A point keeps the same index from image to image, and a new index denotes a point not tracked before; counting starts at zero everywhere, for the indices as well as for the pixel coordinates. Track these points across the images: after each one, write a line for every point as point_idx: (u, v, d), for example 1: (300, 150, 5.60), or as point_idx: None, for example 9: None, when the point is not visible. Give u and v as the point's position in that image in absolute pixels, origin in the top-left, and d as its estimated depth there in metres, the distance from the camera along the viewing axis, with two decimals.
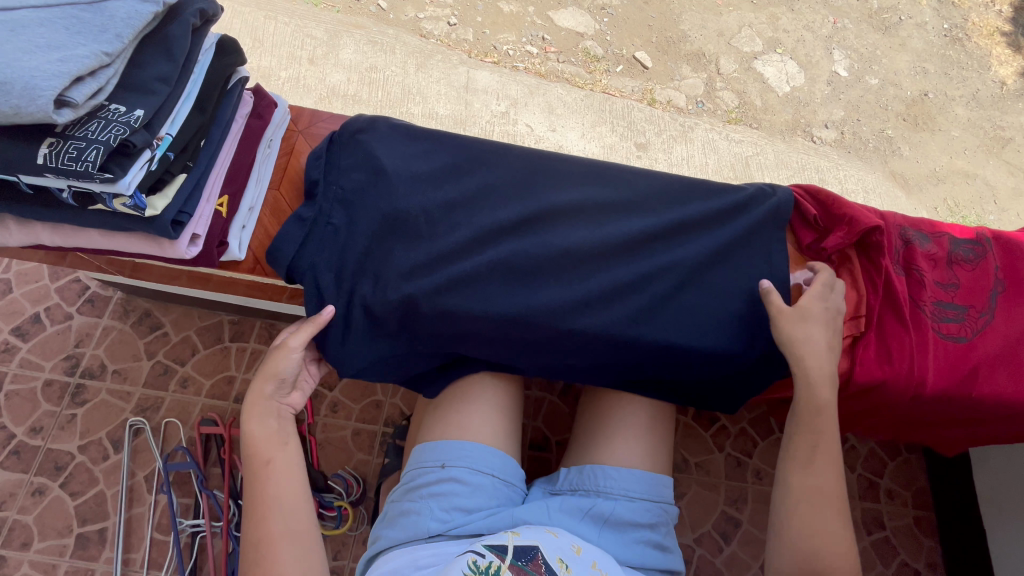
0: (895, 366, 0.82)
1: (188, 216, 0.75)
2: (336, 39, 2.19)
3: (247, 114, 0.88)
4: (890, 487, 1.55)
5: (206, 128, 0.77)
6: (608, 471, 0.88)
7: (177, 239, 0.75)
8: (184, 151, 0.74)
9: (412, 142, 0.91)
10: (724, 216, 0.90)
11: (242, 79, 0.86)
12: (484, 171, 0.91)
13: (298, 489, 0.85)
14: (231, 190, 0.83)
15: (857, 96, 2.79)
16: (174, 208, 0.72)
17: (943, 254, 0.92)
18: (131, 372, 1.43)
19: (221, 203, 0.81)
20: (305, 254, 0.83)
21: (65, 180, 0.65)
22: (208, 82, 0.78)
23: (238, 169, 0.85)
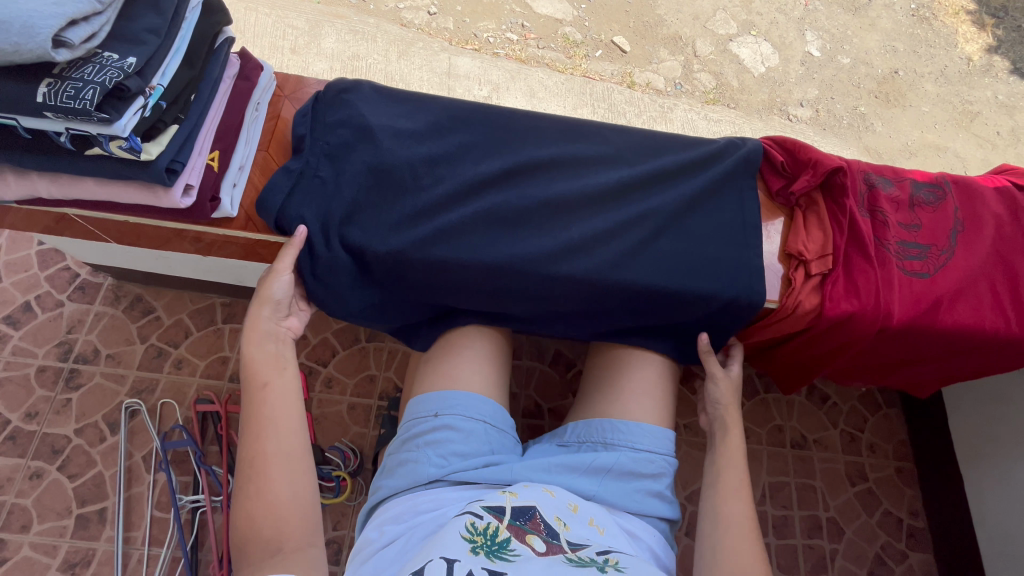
0: (862, 299, 0.87)
1: (181, 165, 0.77)
2: (317, 29, 2.21)
3: (235, 75, 0.90)
4: (871, 440, 1.61)
5: (195, 82, 0.80)
6: (616, 424, 0.90)
7: (171, 188, 0.78)
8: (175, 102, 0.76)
9: (398, 108, 0.97)
10: (696, 166, 0.96)
11: (228, 40, 0.88)
12: (466, 132, 0.96)
13: (293, 415, 0.83)
14: (222, 146, 0.85)
15: (830, 75, 2.86)
16: (169, 156, 0.75)
17: (904, 198, 0.98)
18: (125, 356, 1.44)
19: (213, 157, 0.84)
20: (291, 203, 0.87)
21: (63, 120, 0.67)
22: (197, 38, 0.81)
23: (227, 127, 0.88)
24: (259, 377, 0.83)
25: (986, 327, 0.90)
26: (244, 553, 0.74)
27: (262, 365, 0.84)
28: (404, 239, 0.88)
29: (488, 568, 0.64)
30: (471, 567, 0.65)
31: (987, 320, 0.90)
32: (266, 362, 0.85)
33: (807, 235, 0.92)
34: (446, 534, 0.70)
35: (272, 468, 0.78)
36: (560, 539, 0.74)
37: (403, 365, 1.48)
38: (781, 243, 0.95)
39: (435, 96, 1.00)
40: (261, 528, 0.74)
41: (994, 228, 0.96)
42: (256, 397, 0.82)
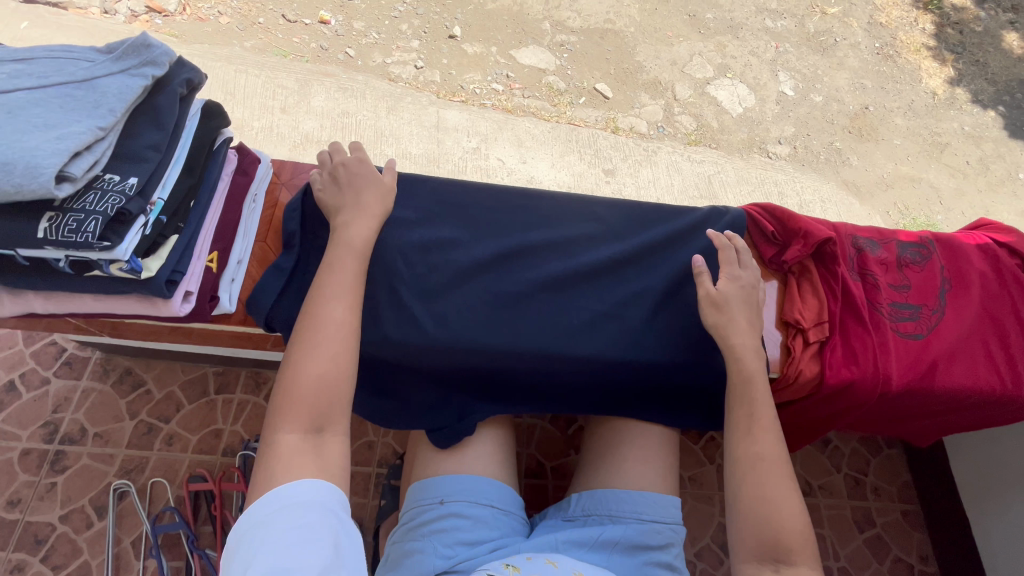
0: (861, 367, 0.87)
1: (181, 275, 0.78)
2: (307, 87, 2.25)
3: (232, 172, 0.92)
4: (876, 483, 1.60)
5: (194, 189, 0.82)
6: (620, 496, 0.89)
7: (171, 298, 0.78)
8: (174, 215, 0.79)
9: (391, 190, 0.98)
10: (685, 243, 0.99)
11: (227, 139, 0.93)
12: (460, 216, 0.97)
13: (339, 375, 0.78)
14: (220, 247, 0.86)
15: (805, 113, 2.97)
16: (168, 266, 0.76)
17: (892, 259, 1.00)
18: (114, 434, 1.40)
19: (212, 258, 0.85)
20: (283, 304, 0.87)
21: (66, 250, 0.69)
22: (192, 147, 0.83)
23: (225, 226, 0.88)
24: (313, 324, 0.79)
25: (985, 386, 0.91)
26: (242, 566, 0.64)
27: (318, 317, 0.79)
28: (402, 326, 0.87)
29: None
30: None
31: (984, 379, 0.92)
32: (326, 321, 0.79)
33: (802, 302, 0.92)
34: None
35: (302, 414, 0.75)
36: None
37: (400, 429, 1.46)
38: (777, 310, 0.95)
39: (425, 177, 1.01)
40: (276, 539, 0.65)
41: (980, 286, 0.99)
42: (308, 336, 0.78)
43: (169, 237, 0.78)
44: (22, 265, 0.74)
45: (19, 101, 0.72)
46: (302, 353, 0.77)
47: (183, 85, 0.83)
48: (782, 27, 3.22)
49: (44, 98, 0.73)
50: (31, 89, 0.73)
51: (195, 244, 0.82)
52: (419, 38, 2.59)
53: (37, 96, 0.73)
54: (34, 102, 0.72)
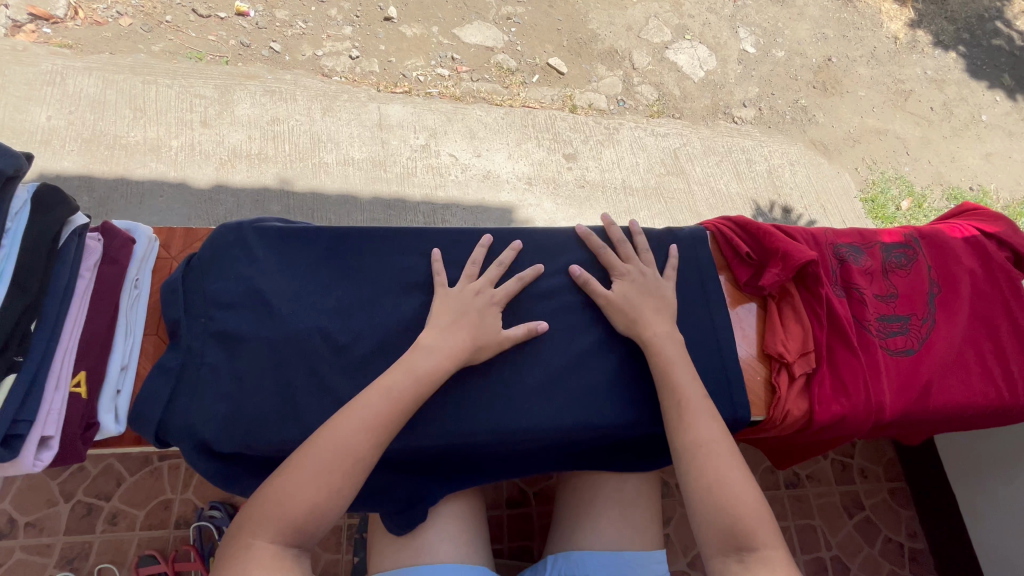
0: (852, 399, 0.79)
1: (26, 423, 0.70)
2: (229, 94, 2.02)
3: (96, 263, 0.82)
4: (862, 465, 1.58)
5: (32, 310, 0.72)
6: (597, 558, 0.83)
7: (19, 452, 0.70)
8: (3, 351, 0.69)
9: (304, 250, 0.82)
10: (647, 280, 0.89)
11: (77, 230, 0.80)
12: (390, 270, 0.83)
13: (342, 501, 0.66)
14: (86, 365, 0.78)
15: (768, 71, 2.85)
16: (6, 419, 0.67)
17: (877, 266, 0.91)
18: (48, 522, 1.26)
19: (77, 381, 0.76)
20: (176, 409, 0.72)
21: None
22: (25, 257, 0.73)
23: (92, 337, 0.80)
24: (334, 455, 0.66)
25: (981, 400, 0.85)
26: None
27: (345, 446, 0.66)
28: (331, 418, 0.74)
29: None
30: None
31: (981, 392, 0.85)
32: (344, 449, 0.66)
33: (785, 331, 0.83)
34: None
35: (276, 528, 0.62)
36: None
37: None
38: (757, 341, 0.86)
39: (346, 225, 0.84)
40: None
41: (971, 286, 0.91)
42: (330, 461, 0.65)
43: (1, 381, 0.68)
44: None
45: None
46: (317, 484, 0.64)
47: None
48: None
49: None
50: None
51: (48, 373, 0.73)
52: (351, 23, 2.34)
53: None
54: None
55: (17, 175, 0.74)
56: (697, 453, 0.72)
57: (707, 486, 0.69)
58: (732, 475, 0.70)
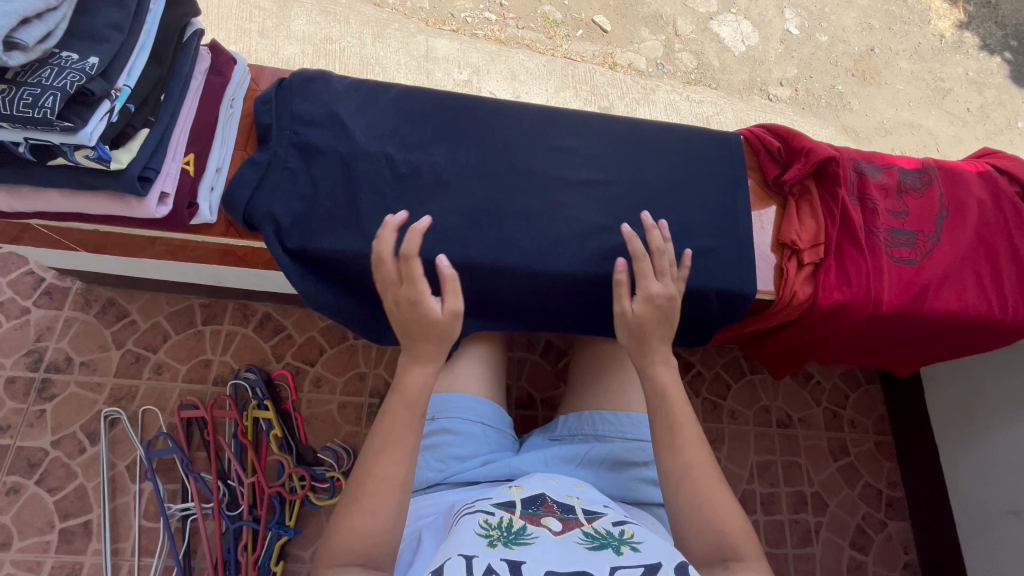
0: (853, 288, 0.88)
1: (154, 172, 0.70)
2: (286, 10, 2.12)
3: (205, 70, 0.83)
4: (853, 416, 1.63)
5: (165, 81, 0.72)
6: (605, 415, 0.92)
7: (145, 197, 0.70)
8: (144, 104, 0.69)
9: (372, 94, 0.90)
10: (685, 165, 0.94)
11: (197, 31, 0.80)
12: (446, 122, 0.90)
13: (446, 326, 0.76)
14: (197, 148, 0.78)
15: (809, 54, 2.79)
16: (139, 162, 0.67)
17: (893, 184, 0.99)
18: (100, 364, 1.38)
19: (188, 160, 0.77)
20: (260, 197, 0.80)
21: (19, 130, 0.59)
22: (163, 32, 0.73)
23: (202, 128, 0.80)
24: (421, 332, 0.75)
25: (971, 312, 0.93)
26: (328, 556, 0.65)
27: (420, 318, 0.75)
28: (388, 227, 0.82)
29: (508, 558, 0.62)
30: (488, 561, 0.62)
31: (970, 303, 0.93)
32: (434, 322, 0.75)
33: (800, 224, 0.92)
34: (461, 534, 0.68)
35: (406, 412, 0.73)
36: (575, 513, 0.75)
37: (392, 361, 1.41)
38: (774, 233, 0.94)
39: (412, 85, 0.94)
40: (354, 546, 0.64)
41: (978, 213, 0.98)
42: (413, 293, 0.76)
43: (139, 130, 0.68)
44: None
45: None
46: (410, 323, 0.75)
47: None
48: None
49: None
50: None
51: (168, 141, 0.73)
52: None
53: None
54: None
55: None
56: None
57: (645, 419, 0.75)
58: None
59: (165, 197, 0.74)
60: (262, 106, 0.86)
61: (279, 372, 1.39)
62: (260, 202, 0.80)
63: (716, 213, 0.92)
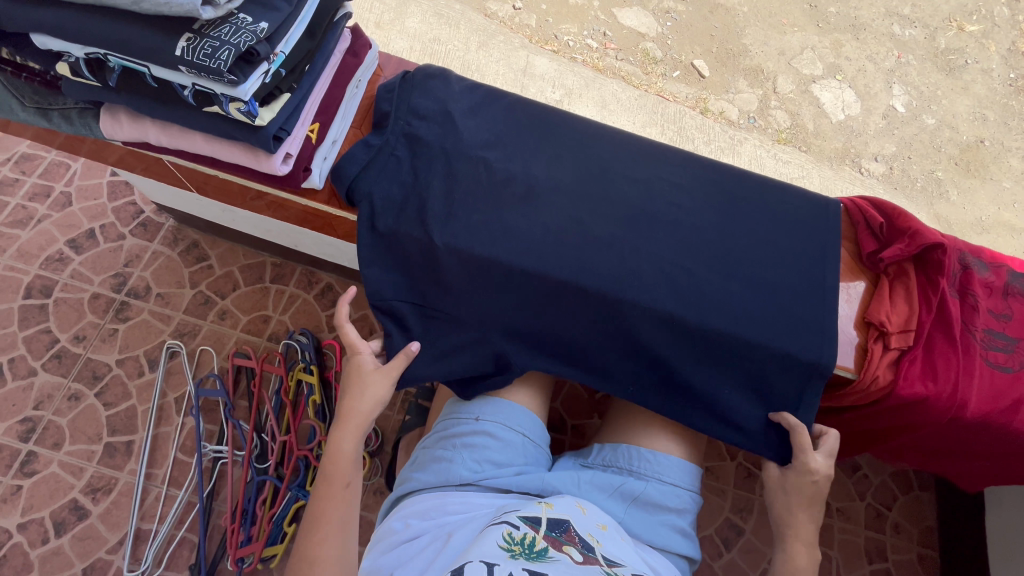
0: (940, 385, 0.82)
1: (287, 134, 0.75)
2: (404, 7, 2.27)
3: (345, 50, 0.88)
4: (897, 520, 1.50)
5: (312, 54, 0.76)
6: (644, 453, 0.90)
7: (273, 154, 0.75)
8: (293, 71, 0.73)
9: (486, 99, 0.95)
10: (776, 222, 0.92)
11: (344, 15, 0.84)
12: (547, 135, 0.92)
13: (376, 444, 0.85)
14: (323, 119, 0.83)
15: (911, 134, 2.65)
16: (277, 123, 0.73)
17: (999, 284, 0.92)
18: (174, 298, 1.48)
19: (313, 129, 0.82)
20: (365, 178, 0.87)
21: (193, 76, 0.63)
22: (320, 10, 0.77)
23: (330, 103, 0.85)
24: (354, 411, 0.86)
25: None
26: None
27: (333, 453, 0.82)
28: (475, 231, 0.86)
29: (528, 569, 0.65)
30: (510, 570, 0.65)
31: None
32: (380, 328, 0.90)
33: (891, 305, 0.88)
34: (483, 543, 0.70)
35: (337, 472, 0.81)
36: (596, 553, 0.73)
37: None
38: (861, 309, 0.90)
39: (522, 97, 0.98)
40: None
41: None
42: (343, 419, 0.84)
43: (284, 93, 0.74)
44: (148, 88, 0.70)
45: None
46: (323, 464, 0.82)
47: None
48: (910, 36, 2.83)
49: None
50: None
51: (301, 110, 0.79)
52: None
53: None
54: None
55: None
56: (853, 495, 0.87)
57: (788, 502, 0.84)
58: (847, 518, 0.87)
59: (288, 157, 0.79)
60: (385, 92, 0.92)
61: (329, 341, 1.43)
62: (365, 181, 0.87)
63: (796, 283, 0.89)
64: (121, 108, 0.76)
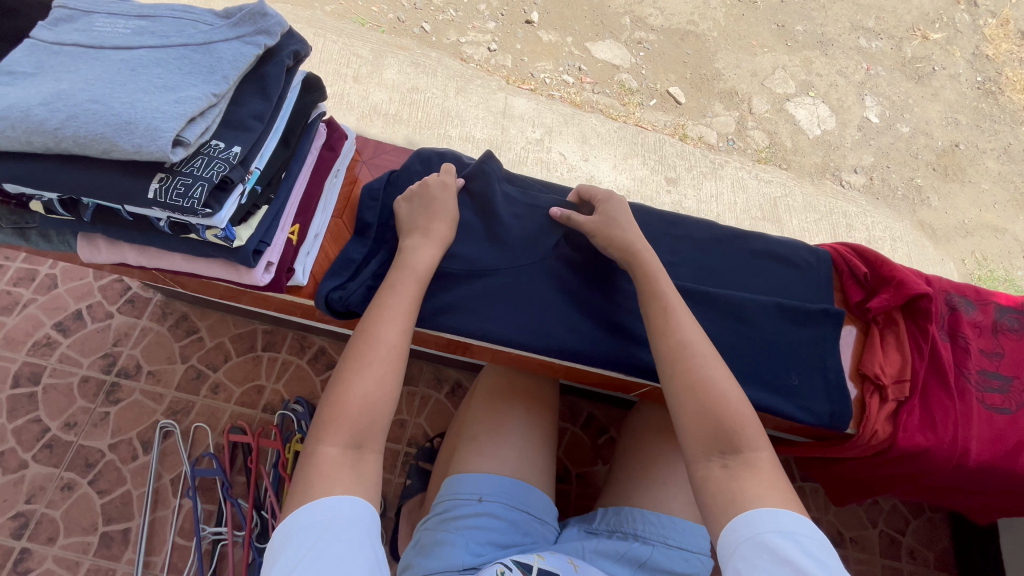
0: (940, 434, 0.82)
1: (266, 247, 0.74)
2: (381, 59, 2.32)
3: (321, 145, 0.89)
4: (912, 545, 1.41)
5: (288, 161, 0.77)
6: (647, 516, 0.88)
7: (254, 268, 0.75)
8: (269, 184, 0.74)
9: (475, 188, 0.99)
10: (767, 273, 0.96)
11: (320, 114, 0.86)
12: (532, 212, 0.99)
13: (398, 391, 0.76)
14: (303, 220, 0.83)
15: (887, 143, 2.69)
16: (256, 239, 0.72)
17: (988, 322, 0.93)
18: (165, 375, 1.46)
19: (293, 231, 0.82)
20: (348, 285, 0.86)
21: (169, 213, 0.62)
22: (293, 118, 0.78)
23: (309, 200, 0.86)
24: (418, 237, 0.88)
25: None
26: (330, 420, 0.72)
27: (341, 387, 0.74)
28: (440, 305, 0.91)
29: None
30: None
31: None
32: (417, 266, 0.85)
33: (883, 356, 0.88)
34: None
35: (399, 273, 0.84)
36: None
37: (434, 413, 1.46)
38: (853, 361, 0.90)
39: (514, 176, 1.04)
40: (357, 412, 0.72)
41: None
42: (357, 354, 0.76)
43: (261, 208, 0.74)
44: (125, 220, 0.69)
45: (138, 58, 0.64)
46: (328, 407, 0.73)
47: (291, 57, 0.73)
48: (876, 48, 2.90)
49: (162, 58, 0.64)
50: (151, 48, 0.65)
51: (281, 216, 0.78)
52: (496, 20, 2.56)
53: (157, 56, 0.65)
54: (153, 61, 0.64)
55: (301, 60, 0.77)
56: (662, 313, 0.80)
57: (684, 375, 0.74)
58: (689, 328, 0.79)
59: (269, 265, 0.78)
60: (371, 198, 0.95)
61: None
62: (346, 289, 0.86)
63: (767, 335, 0.89)
64: (97, 233, 0.76)
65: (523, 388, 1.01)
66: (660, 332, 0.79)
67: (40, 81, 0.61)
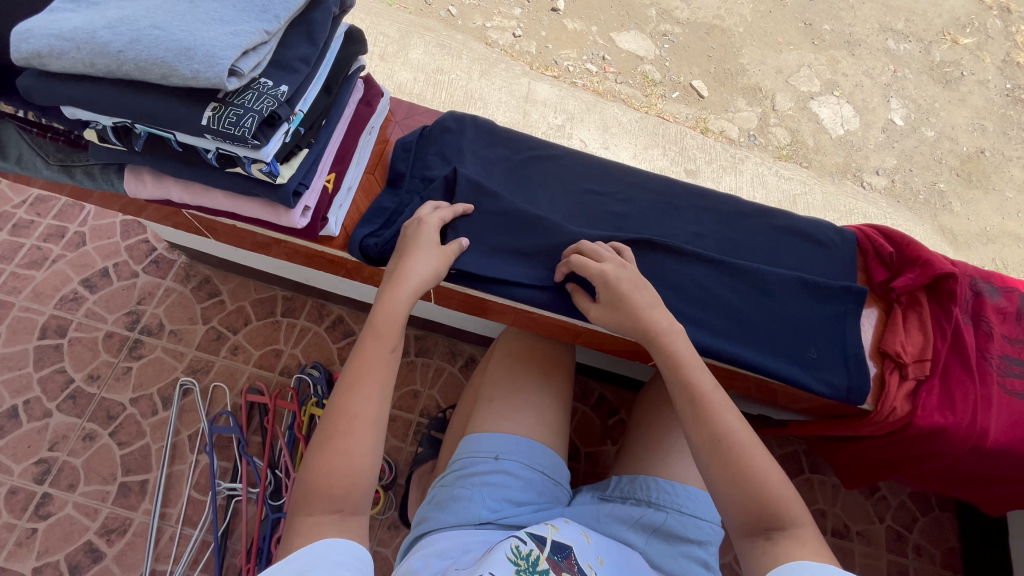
0: (958, 415, 0.82)
1: (306, 188, 0.77)
2: (406, 39, 2.34)
3: (358, 100, 0.91)
4: (919, 542, 1.40)
5: (329, 109, 0.79)
6: (661, 485, 0.89)
7: (293, 209, 0.77)
8: (310, 129, 0.75)
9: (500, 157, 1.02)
10: (790, 248, 0.97)
11: (360, 68, 0.87)
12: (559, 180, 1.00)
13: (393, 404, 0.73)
14: (338, 169, 0.86)
15: (911, 146, 2.66)
16: (297, 179, 0.75)
17: (1012, 309, 0.92)
18: (186, 334, 1.49)
19: (329, 179, 0.84)
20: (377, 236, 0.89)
21: (219, 142, 0.65)
22: (335, 67, 0.80)
23: (344, 151, 0.88)
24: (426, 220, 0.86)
25: None
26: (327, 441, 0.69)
27: (346, 408, 0.70)
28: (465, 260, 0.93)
29: None
30: None
31: None
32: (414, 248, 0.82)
33: (906, 335, 0.88)
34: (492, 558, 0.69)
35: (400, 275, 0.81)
36: None
37: (447, 385, 1.47)
38: (874, 339, 0.90)
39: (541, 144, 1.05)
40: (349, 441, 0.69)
41: None
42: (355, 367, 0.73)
43: (303, 150, 0.76)
44: (174, 152, 0.73)
45: None
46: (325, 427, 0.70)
47: (338, 5, 0.74)
48: (904, 50, 2.86)
49: None
50: None
51: (319, 162, 0.81)
52: (522, 6, 2.56)
53: None
54: None
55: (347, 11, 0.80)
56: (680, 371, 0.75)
57: (716, 453, 0.69)
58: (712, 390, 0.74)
59: (306, 209, 0.81)
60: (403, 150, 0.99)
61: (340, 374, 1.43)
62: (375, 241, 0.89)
63: (788, 307, 0.90)
64: (144, 167, 0.79)
65: (541, 353, 1.03)
66: (680, 386, 0.75)
67: (102, 9, 0.64)
